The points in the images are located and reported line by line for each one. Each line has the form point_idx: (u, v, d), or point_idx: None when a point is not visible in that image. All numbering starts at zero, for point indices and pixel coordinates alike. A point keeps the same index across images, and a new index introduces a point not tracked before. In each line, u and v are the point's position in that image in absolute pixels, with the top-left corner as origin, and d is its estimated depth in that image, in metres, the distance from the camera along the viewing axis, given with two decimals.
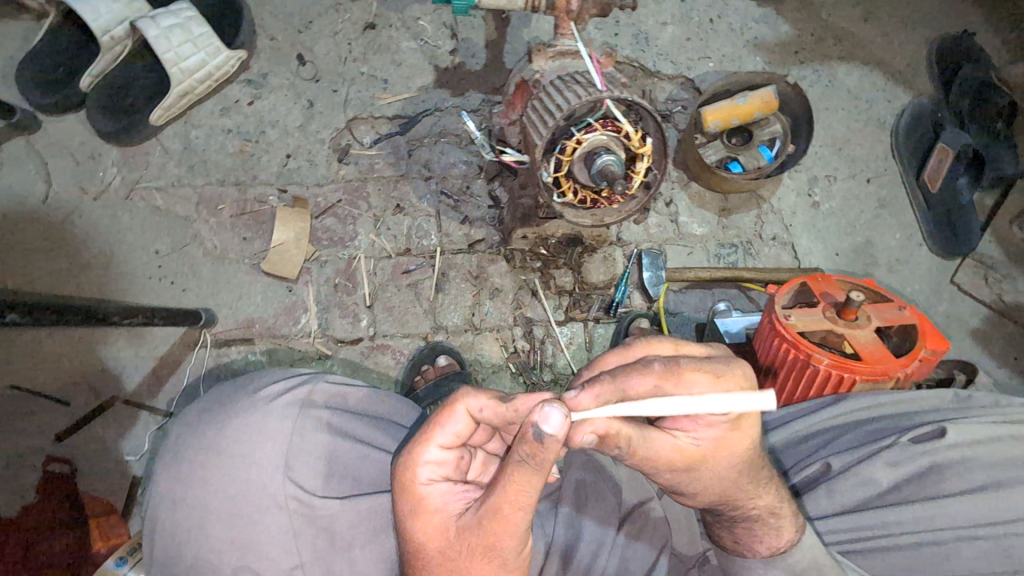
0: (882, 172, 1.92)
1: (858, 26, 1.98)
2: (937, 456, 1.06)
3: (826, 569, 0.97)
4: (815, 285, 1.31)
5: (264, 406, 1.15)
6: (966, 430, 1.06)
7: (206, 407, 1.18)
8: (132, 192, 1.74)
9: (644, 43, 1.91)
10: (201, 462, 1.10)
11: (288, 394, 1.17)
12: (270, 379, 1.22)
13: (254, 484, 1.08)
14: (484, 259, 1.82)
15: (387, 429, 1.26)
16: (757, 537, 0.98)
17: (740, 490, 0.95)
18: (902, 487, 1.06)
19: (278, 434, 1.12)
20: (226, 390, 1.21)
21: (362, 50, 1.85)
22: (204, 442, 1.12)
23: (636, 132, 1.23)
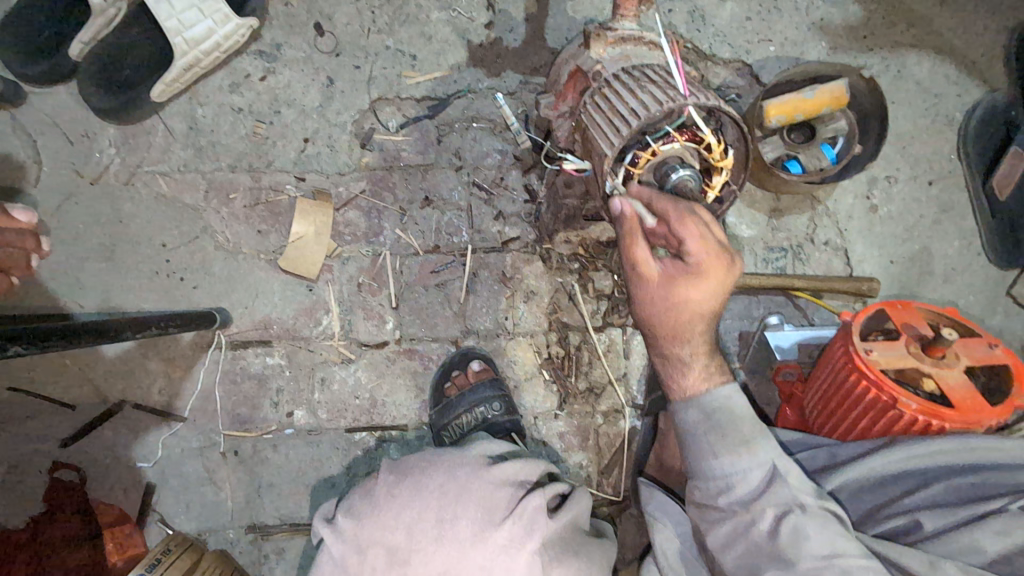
0: (946, 174, 1.79)
1: (934, 9, 1.79)
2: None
3: (732, 410, 1.10)
4: (894, 313, 1.20)
5: (486, 545, 1.07)
6: None
7: (436, 512, 1.09)
8: (133, 176, 1.58)
9: (701, 22, 1.73)
10: (382, 526, 1.09)
11: (503, 529, 1.07)
12: (473, 498, 1.11)
13: (417, 549, 1.07)
14: (519, 259, 1.68)
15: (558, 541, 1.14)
16: (676, 377, 1.15)
17: (674, 332, 1.12)
18: (1014, 560, 0.93)
19: (466, 505, 1.10)
20: (422, 500, 1.10)
21: (387, 20, 1.65)
22: (389, 515, 1.09)
23: (718, 144, 1.09)
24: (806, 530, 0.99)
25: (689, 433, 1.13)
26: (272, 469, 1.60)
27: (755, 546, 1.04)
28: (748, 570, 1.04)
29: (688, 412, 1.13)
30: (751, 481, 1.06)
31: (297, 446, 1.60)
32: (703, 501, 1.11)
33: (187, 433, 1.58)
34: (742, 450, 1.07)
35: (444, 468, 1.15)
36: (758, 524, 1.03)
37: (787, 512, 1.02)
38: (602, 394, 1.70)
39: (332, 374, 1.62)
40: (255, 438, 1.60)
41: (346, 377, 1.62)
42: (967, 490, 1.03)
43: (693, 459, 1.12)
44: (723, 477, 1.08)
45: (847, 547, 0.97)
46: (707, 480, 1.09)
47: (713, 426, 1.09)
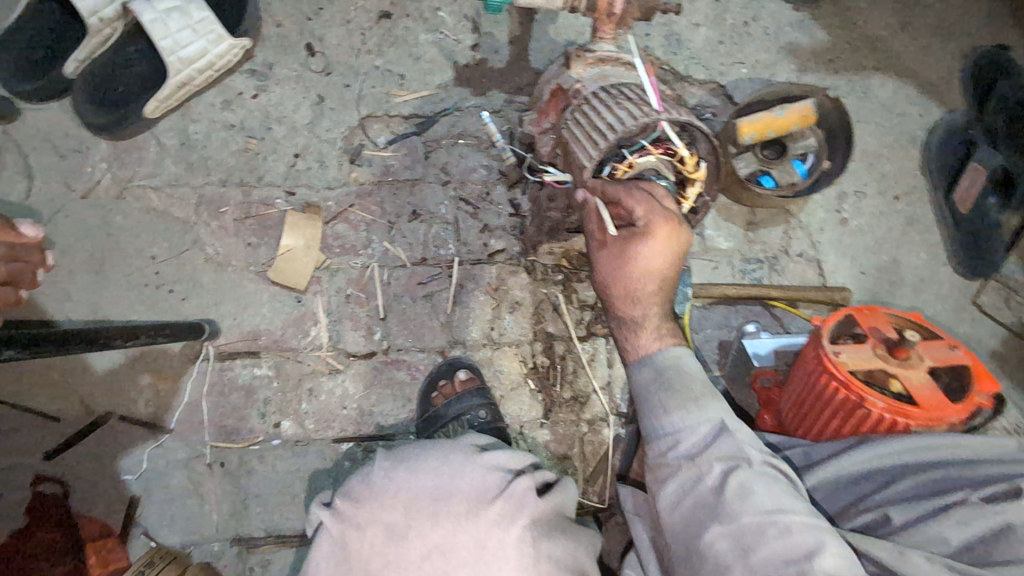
0: (912, 188, 1.88)
1: (894, 35, 1.91)
2: (1015, 518, 0.95)
3: (683, 368, 1.15)
4: (862, 317, 1.26)
5: (479, 521, 1.06)
6: None
7: (431, 493, 1.09)
8: (125, 190, 1.60)
9: (677, 45, 1.82)
10: (380, 510, 1.09)
11: (496, 505, 1.07)
12: (466, 479, 1.12)
13: (410, 528, 1.07)
14: (505, 270, 1.72)
15: (552, 531, 1.12)
16: (629, 341, 1.22)
17: (626, 290, 1.19)
18: (977, 547, 0.97)
19: (460, 485, 1.10)
20: (416, 484, 1.11)
21: (377, 42, 1.72)
22: (386, 498, 1.09)
23: (691, 157, 1.17)
24: (750, 483, 1.01)
25: (642, 391, 1.18)
26: (258, 480, 1.60)
27: (699, 503, 1.04)
28: (693, 530, 1.04)
29: (640, 373, 1.19)
30: (696, 437, 1.09)
31: (284, 457, 1.61)
32: (655, 460, 1.13)
33: (173, 445, 1.58)
34: (690, 405, 1.11)
35: (437, 453, 1.16)
36: (704, 479, 1.04)
37: (733, 467, 1.03)
38: (587, 403, 1.73)
39: (319, 385, 1.63)
40: (241, 449, 1.60)
41: (334, 388, 1.64)
42: (935, 482, 1.07)
43: (645, 416, 1.16)
44: (671, 433, 1.11)
45: (790, 503, 0.99)
46: (657, 436, 1.13)
47: (663, 382, 1.14)
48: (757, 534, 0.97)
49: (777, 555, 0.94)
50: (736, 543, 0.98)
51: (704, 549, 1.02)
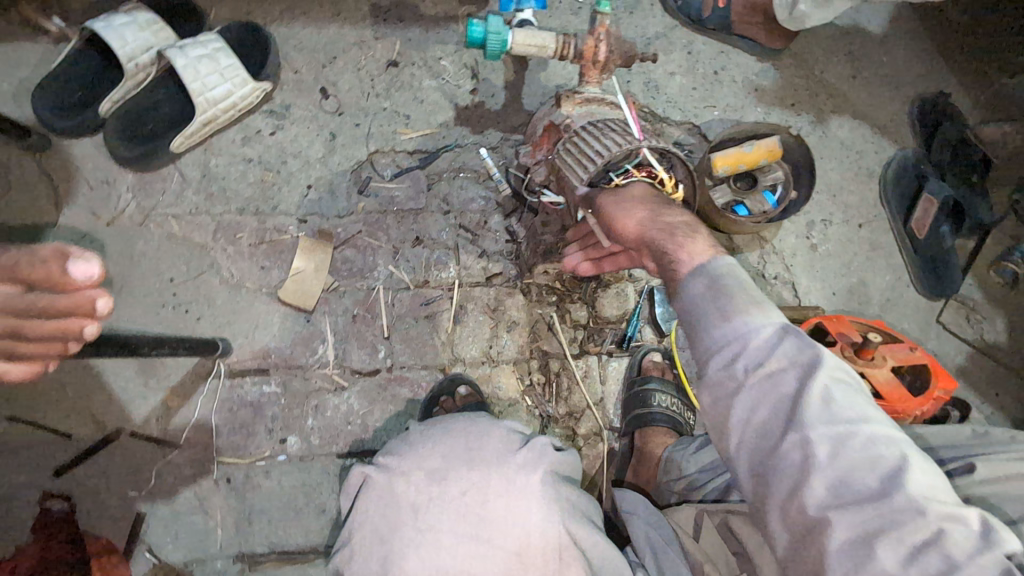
0: (873, 217, 2.06)
1: (848, 83, 2.14)
2: (969, 493, 1.04)
3: (741, 278, 1.05)
4: (830, 324, 1.38)
5: (508, 465, 1.21)
6: (995, 465, 1.05)
7: (464, 444, 1.23)
8: (147, 218, 1.72)
9: (655, 90, 2.02)
10: (424, 459, 1.21)
11: (521, 454, 1.22)
12: (493, 436, 1.26)
13: (450, 470, 1.19)
14: (502, 292, 1.84)
15: (567, 483, 1.27)
16: (732, 297, 1.02)
17: (659, 254, 1.16)
18: None
19: (490, 438, 1.26)
20: (450, 439, 1.25)
21: (385, 86, 1.89)
22: (428, 450, 1.22)
23: (670, 179, 1.33)
24: (851, 414, 0.90)
25: (700, 305, 1.05)
26: (263, 496, 1.64)
27: (844, 476, 0.87)
28: (838, 514, 0.86)
29: (755, 326, 0.98)
30: (842, 400, 0.91)
31: (289, 472, 1.65)
32: (781, 425, 0.93)
33: (181, 461, 1.62)
34: (762, 314, 1.00)
35: (469, 418, 1.31)
36: (801, 407, 0.91)
37: (883, 437, 0.88)
38: (582, 418, 1.81)
39: (325, 401, 1.70)
40: (247, 465, 1.64)
41: (339, 404, 1.70)
42: None
43: (707, 331, 1.02)
44: (741, 342, 0.98)
45: (930, 478, 0.87)
46: (722, 351, 0.99)
47: (789, 333, 0.97)
48: (864, 477, 0.86)
49: (900, 505, 0.83)
50: (887, 527, 0.83)
51: (797, 481, 0.90)
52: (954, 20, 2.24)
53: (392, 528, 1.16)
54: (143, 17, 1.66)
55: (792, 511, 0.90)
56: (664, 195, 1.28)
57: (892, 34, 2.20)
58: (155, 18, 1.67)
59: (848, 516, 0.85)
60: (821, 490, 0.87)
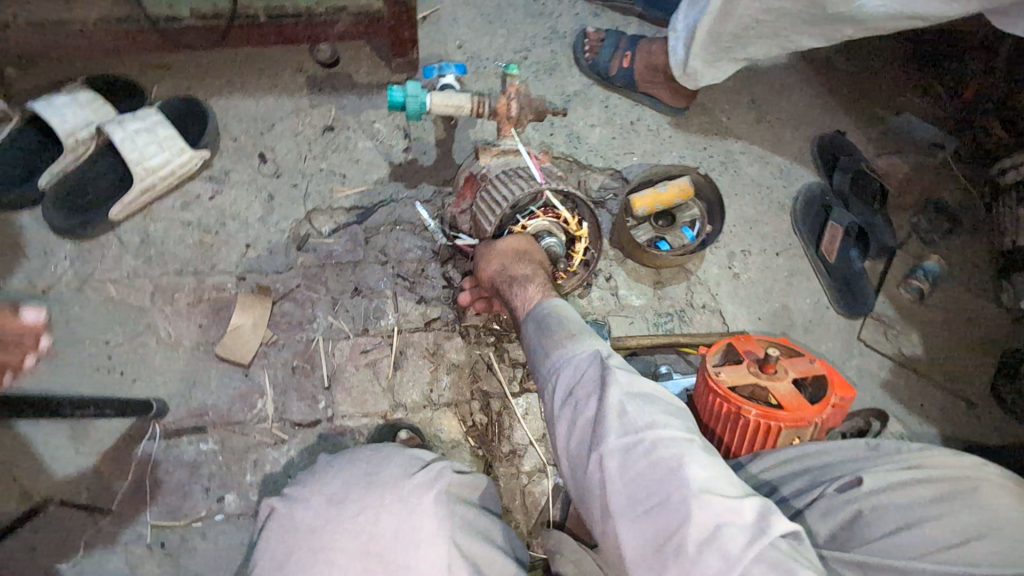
0: (788, 245, 2.21)
1: (753, 126, 2.35)
2: (862, 505, 1.17)
3: (567, 316, 1.23)
4: (738, 344, 1.47)
5: (403, 484, 1.27)
6: (879, 476, 1.20)
7: (363, 471, 1.30)
8: (84, 284, 1.75)
9: (577, 141, 2.19)
10: (328, 492, 1.26)
11: (419, 474, 1.29)
12: (395, 462, 1.33)
13: (346, 496, 1.24)
14: (440, 336, 1.90)
15: (473, 508, 1.31)
16: (552, 330, 1.21)
17: (509, 300, 1.34)
18: (838, 535, 1.17)
19: (392, 461, 1.33)
20: (352, 468, 1.31)
21: (321, 149, 2.01)
22: (329, 482, 1.28)
23: (573, 218, 1.46)
24: (643, 425, 1.00)
25: (532, 344, 1.23)
26: (199, 559, 1.60)
27: (636, 484, 0.96)
28: (630, 518, 0.95)
29: (562, 354, 1.15)
30: (634, 414, 1.02)
31: (226, 531, 1.62)
32: (583, 442, 1.05)
33: (112, 529, 1.58)
34: (578, 346, 1.15)
35: (378, 445, 1.39)
36: (602, 424, 1.02)
37: (668, 445, 0.97)
38: (525, 455, 1.84)
39: (264, 456, 1.69)
40: (183, 527, 1.61)
41: (279, 457, 1.70)
42: (814, 479, 1.26)
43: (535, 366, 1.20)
44: (556, 370, 1.15)
45: (714, 479, 0.94)
46: (548, 380, 1.16)
47: (590, 358, 1.12)
48: (648, 483, 0.95)
49: (677, 504, 0.92)
50: (666, 526, 0.91)
51: (600, 492, 1.00)
52: (842, 69, 2.51)
53: (288, 553, 1.18)
54: (84, 96, 1.77)
55: (604, 520, 0.99)
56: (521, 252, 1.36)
57: (788, 83, 2.44)
58: (97, 97, 1.79)
59: (638, 521, 0.94)
60: (616, 498, 0.96)
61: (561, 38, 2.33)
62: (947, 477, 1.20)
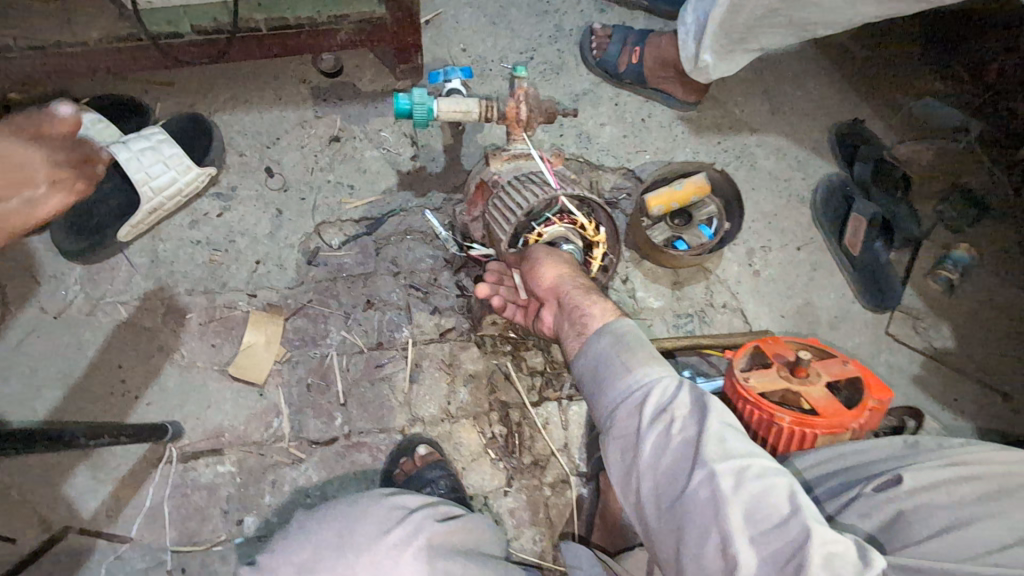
0: (810, 240, 2.15)
1: (768, 118, 2.28)
2: (903, 504, 1.10)
3: (640, 337, 1.21)
4: (767, 347, 1.41)
5: (377, 546, 1.22)
6: (919, 474, 1.12)
7: (336, 530, 1.26)
8: (95, 308, 1.73)
9: (588, 141, 2.14)
10: (296, 557, 1.23)
11: (394, 532, 1.24)
12: (372, 515, 1.28)
13: (318, 563, 1.22)
14: (456, 346, 1.86)
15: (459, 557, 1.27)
16: (628, 349, 1.18)
17: (571, 309, 1.30)
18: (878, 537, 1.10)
19: (369, 515, 1.28)
20: (322, 526, 1.27)
21: (328, 160, 1.98)
22: (298, 545, 1.25)
23: (590, 223, 1.41)
24: (745, 451, 1.03)
25: (604, 361, 1.20)
26: None
27: (744, 510, 0.98)
28: (737, 544, 0.95)
29: (645, 377, 1.14)
30: (732, 443, 1.04)
31: (247, 555, 1.59)
32: (683, 465, 1.04)
33: (132, 555, 1.56)
34: (658, 368, 1.15)
35: (351, 501, 1.32)
36: (704, 446, 1.03)
37: (772, 475, 1.01)
38: (547, 466, 1.79)
39: (282, 476, 1.66)
40: (203, 551, 1.58)
41: (296, 477, 1.67)
42: (849, 480, 1.19)
43: (612, 383, 1.16)
44: (641, 390, 1.13)
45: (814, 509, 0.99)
46: (625, 402, 1.14)
47: (677, 383, 1.13)
48: (757, 512, 0.97)
49: (792, 531, 0.95)
50: (779, 552, 0.94)
51: (703, 517, 0.99)
52: (858, 55, 2.43)
53: None
54: (88, 117, 1.73)
55: (703, 546, 0.97)
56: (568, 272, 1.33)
57: (802, 72, 2.37)
58: (100, 118, 1.73)
59: (750, 546, 0.95)
60: (728, 523, 0.96)
61: (567, 37, 2.28)
62: (994, 473, 1.13)
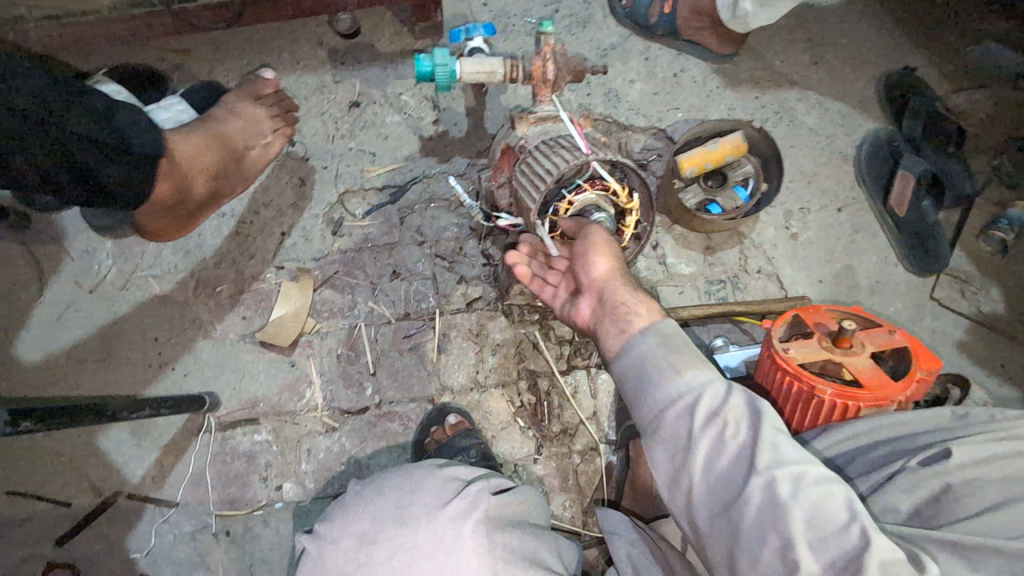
0: (852, 200, 2.04)
1: (810, 69, 2.13)
2: (950, 479, 1.07)
3: (685, 338, 1.20)
4: (806, 316, 1.35)
5: (437, 518, 1.25)
6: (969, 449, 1.08)
7: (394, 502, 1.29)
8: (128, 282, 1.75)
9: (616, 100, 2.04)
10: (357, 527, 1.27)
11: (453, 503, 1.27)
12: (426, 488, 1.32)
13: (383, 531, 1.25)
14: (483, 316, 1.84)
15: (515, 530, 1.30)
16: (675, 349, 1.18)
17: (611, 300, 1.31)
18: (923, 511, 1.09)
19: (422, 487, 1.32)
20: (381, 497, 1.31)
21: (348, 127, 1.93)
22: (358, 517, 1.28)
23: (623, 190, 1.35)
24: (800, 456, 1.04)
25: (650, 362, 1.18)
26: (264, 545, 1.64)
27: (802, 515, 0.99)
28: (797, 549, 0.97)
29: (694, 378, 1.14)
30: (786, 448, 1.04)
31: (287, 519, 1.65)
32: (737, 468, 1.06)
33: (179, 518, 1.63)
34: (707, 370, 1.15)
35: (401, 473, 1.36)
36: (759, 453, 1.04)
37: (826, 481, 1.02)
38: (576, 434, 1.79)
39: (317, 444, 1.70)
40: (245, 515, 1.65)
41: (331, 445, 1.71)
42: (893, 454, 1.16)
43: (662, 384, 1.15)
44: (691, 393, 1.12)
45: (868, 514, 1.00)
46: (674, 405, 1.13)
47: (725, 386, 1.13)
48: (813, 517, 0.99)
49: (850, 538, 0.96)
50: (837, 559, 0.96)
51: (761, 522, 1.00)
52: None
53: None
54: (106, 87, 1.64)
55: (761, 549, 1.00)
56: (607, 248, 1.30)
57: (849, 17, 2.19)
58: (118, 87, 1.66)
59: (809, 550, 0.97)
60: (786, 528, 0.98)
61: None
62: None
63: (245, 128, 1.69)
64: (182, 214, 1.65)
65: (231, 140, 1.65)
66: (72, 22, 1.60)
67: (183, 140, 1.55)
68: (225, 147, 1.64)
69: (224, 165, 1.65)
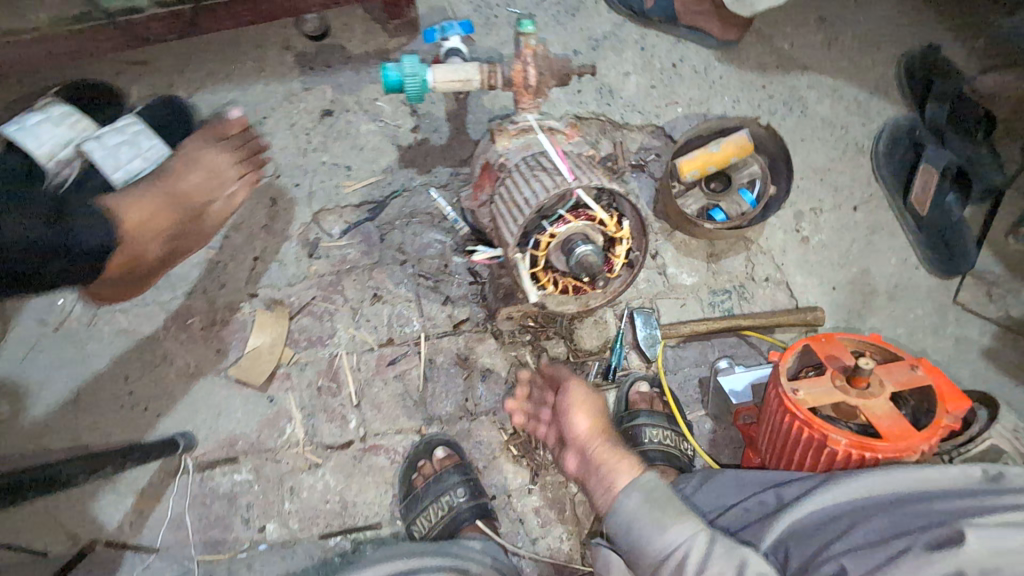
0: (868, 197, 1.88)
1: (823, 52, 1.95)
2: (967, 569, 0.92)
3: (665, 486, 1.25)
4: (818, 347, 1.25)
5: None
6: (992, 534, 0.94)
7: None
8: (94, 317, 1.65)
9: (610, 96, 1.87)
10: None
11: None
12: None
13: None
14: (472, 339, 1.74)
15: None
16: (660, 505, 1.20)
17: (598, 462, 1.35)
18: None
19: None
20: None
21: (321, 138, 1.79)
22: None
23: (611, 219, 1.20)
24: None
25: (638, 518, 1.20)
26: None
27: None
28: None
29: (682, 534, 1.14)
30: None
31: (271, 561, 1.58)
32: None
33: (160, 564, 1.57)
34: (692, 522, 1.16)
35: None
36: None
37: None
38: None
39: (300, 482, 1.62)
40: (227, 559, 1.58)
41: (314, 482, 1.63)
42: (906, 519, 1.03)
43: (653, 541, 1.16)
44: (681, 550, 1.13)
45: None
46: (666, 563, 1.14)
47: (712, 536, 1.14)
48: None
49: None
50: None
51: None
52: None
53: None
54: (57, 110, 1.52)
55: None
56: (591, 405, 1.45)
57: None
58: (70, 109, 1.53)
59: None
60: None
61: None
62: None
63: (206, 181, 1.57)
64: (133, 279, 1.54)
65: (186, 199, 1.53)
66: (8, 42, 1.44)
67: (135, 203, 1.43)
68: (181, 205, 1.52)
69: (182, 223, 1.54)
